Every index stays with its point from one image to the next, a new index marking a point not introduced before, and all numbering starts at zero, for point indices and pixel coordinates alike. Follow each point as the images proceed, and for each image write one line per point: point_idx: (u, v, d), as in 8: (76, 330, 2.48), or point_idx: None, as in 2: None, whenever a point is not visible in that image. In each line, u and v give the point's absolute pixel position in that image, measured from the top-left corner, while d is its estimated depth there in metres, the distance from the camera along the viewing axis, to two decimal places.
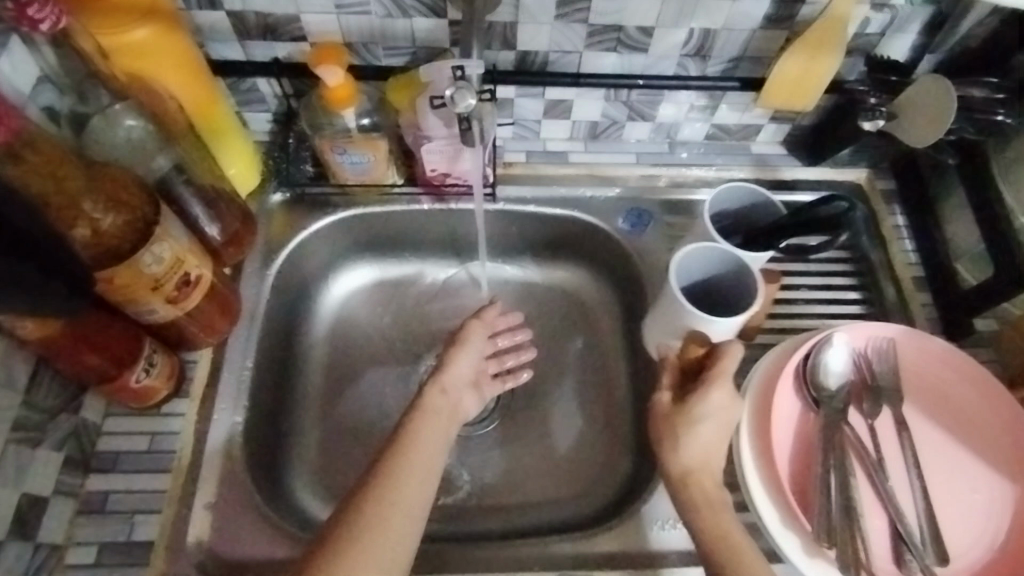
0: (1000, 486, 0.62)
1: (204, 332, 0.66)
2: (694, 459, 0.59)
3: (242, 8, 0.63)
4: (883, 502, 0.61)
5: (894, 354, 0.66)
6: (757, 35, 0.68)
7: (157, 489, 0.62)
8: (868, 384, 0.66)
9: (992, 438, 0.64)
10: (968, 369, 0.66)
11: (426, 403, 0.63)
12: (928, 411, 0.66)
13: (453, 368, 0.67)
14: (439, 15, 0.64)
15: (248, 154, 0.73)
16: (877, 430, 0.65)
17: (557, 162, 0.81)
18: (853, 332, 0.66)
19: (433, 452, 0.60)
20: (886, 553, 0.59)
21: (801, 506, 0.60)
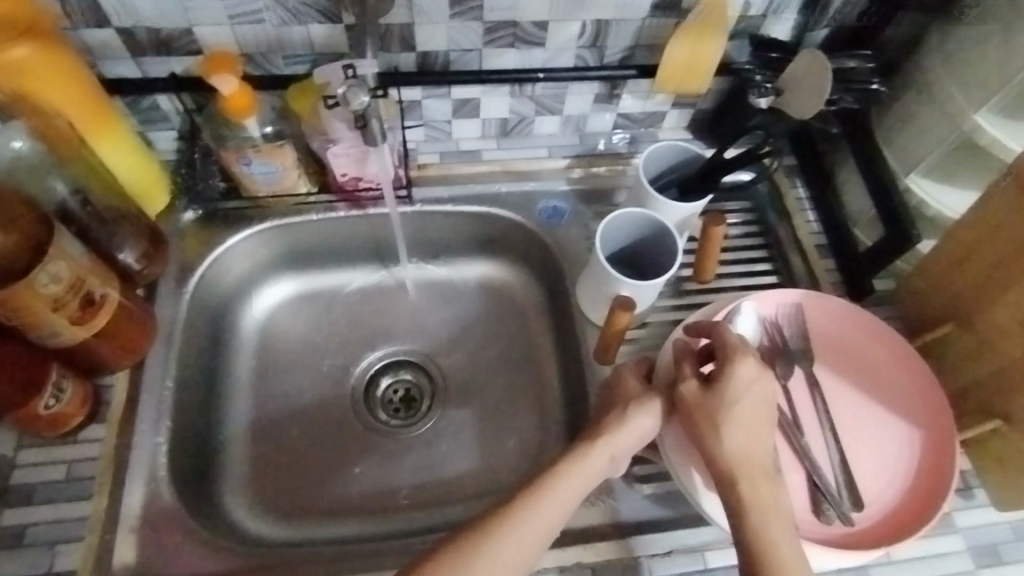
0: (907, 429, 0.65)
1: (119, 353, 0.65)
2: (738, 445, 0.55)
3: (132, 25, 0.63)
4: (800, 457, 0.63)
5: (802, 317, 0.69)
6: (647, 23, 0.71)
7: (78, 517, 0.61)
8: (778, 349, 0.68)
9: (898, 388, 0.67)
10: (871, 325, 0.69)
11: (585, 459, 0.59)
12: (839, 369, 0.68)
13: (625, 431, 0.61)
14: (334, 20, 0.65)
15: (154, 174, 0.72)
16: (791, 391, 0.67)
17: (470, 161, 0.83)
18: (763, 299, 0.68)
19: (563, 507, 0.56)
20: (805, 505, 0.61)
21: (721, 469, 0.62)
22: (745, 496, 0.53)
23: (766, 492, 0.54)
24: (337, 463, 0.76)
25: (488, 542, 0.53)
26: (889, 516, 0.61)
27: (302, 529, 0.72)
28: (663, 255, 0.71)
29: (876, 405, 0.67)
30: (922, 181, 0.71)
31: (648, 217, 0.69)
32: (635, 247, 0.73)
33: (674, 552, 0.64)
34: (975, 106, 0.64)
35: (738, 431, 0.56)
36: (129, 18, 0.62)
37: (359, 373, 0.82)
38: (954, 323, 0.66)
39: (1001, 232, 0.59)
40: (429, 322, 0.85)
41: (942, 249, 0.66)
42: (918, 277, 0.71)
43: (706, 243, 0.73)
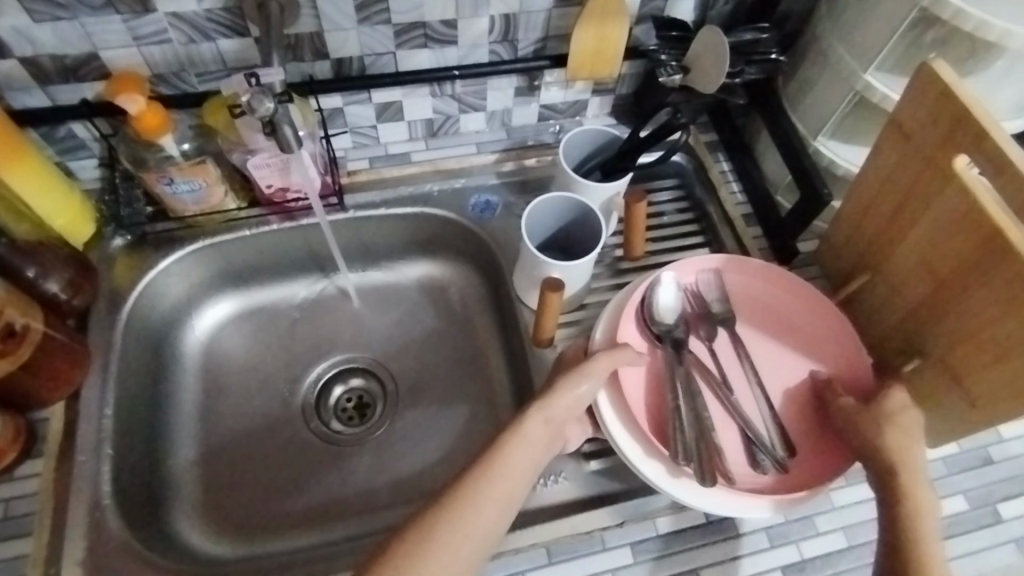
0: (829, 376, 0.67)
1: (51, 385, 0.64)
2: (895, 445, 0.57)
3: (34, 53, 0.63)
4: (732, 415, 0.65)
5: (721, 283, 0.71)
6: (555, 13, 0.73)
7: (18, 555, 0.59)
8: (699, 314, 0.70)
9: (816, 338, 0.69)
10: (789, 281, 0.71)
11: (526, 431, 0.58)
12: (761, 328, 0.71)
13: (563, 397, 0.60)
14: (242, 34, 0.66)
15: (75, 204, 0.71)
16: (716, 352, 0.70)
17: (399, 163, 0.83)
18: (682, 269, 0.71)
19: (513, 484, 0.56)
20: (742, 459, 0.64)
21: (659, 435, 0.63)
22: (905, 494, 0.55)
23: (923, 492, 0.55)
24: (295, 476, 0.76)
25: (438, 536, 0.52)
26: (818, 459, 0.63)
27: (260, 543, 0.72)
28: (590, 235, 0.73)
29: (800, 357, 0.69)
30: (830, 142, 0.75)
31: (572, 200, 0.71)
32: (564, 230, 0.75)
33: (626, 523, 0.65)
34: (866, 66, 0.67)
35: (903, 435, 0.57)
36: (30, 46, 0.62)
37: (309, 385, 0.81)
38: (870, 271, 0.69)
39: (889, 183, 0.64)
40: (376, 327, 0.86)
41: (849, 204, 0.69)
42: (835, 234, 0.73)
43: (631, 220, 0.75)
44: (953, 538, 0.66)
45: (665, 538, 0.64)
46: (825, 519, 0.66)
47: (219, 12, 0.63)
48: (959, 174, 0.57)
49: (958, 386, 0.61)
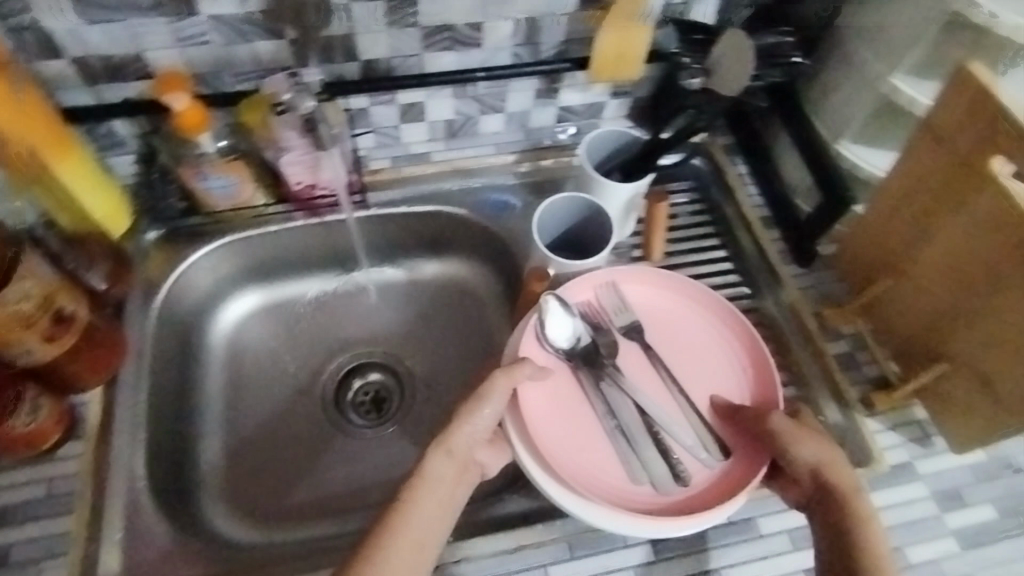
0: (734, 378, 0.69)
1: (90, 370, 0.66)
2: (814, 453, 0.59)
3: (85, 54, 0.66)
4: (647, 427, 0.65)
5: (620, 294, 0.72)
6: (577, 17, 0.75)
7: (59, 532, 0.62)
8: (596, 329, 0.70)
9: (715, 339, 0.71)
10: (679, 285, 0.73)
11: (430, 472, 0.58)
12: (662, 337, 0.71)
13: (465, 426, 0.60)
14: (277, 36, 0.69)
15: (112, 196, 0.73)
16: (624, 364, 0.70)
17: (420, 163, 0.86)
18: (576, 286, 0.71)
19: (426, 526, 0.56)
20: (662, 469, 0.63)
21: (575, 449, 0.63)
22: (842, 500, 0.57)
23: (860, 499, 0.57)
24: (326, 468, 0.78)
25: None
26: (731, 467, 0.63)
27: (285, 532, 0.74)
28: (595, 234, 0.76)
29: (704, 361, 0.70)
30: (854, 147, 0.76)
31: (583, 199, 0.74)
32: (570, 231, 0.77)
33: None
34: (890, 70, 0.68)
35: (823, 447, 0.59)
36: (81, 45, 0.65)
37: (331, 375, 0.84)
38: (892, 273, 0.71)
39: (922, 182, 0.65)
40: (391, 323, 0.88)
41: (877, 205, 0.70)
42: (853, 236, 0.75)
43: (652, 221, 0.79)
44: (978, 546, 0.67)
45: (686, 538, 0.66)
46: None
47: (257, 14, 0.67)
48: (998, 175, 0.58)
49: (989, 392, 0.62)
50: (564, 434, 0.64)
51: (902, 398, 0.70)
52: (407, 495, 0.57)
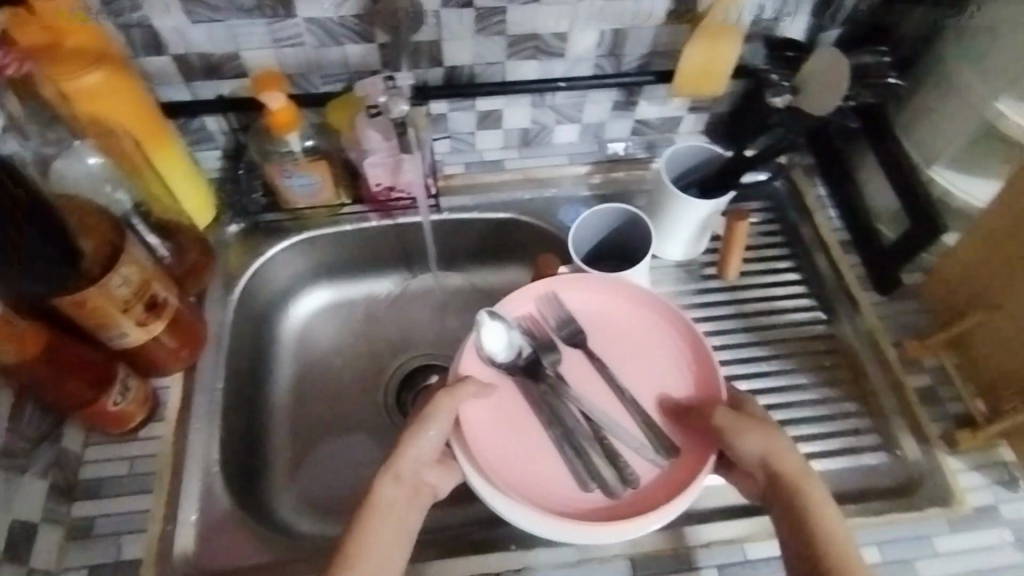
0: (684, 378, 0.66)
1: (173, 356, 0.69)
2: (759, 444, 0.59)
3: (186, 51, 0.69)
4: (596, 432, 0.64)
5: (562, 304, 0.70)
6: (664, 30, 0.74)
7: (140, 510, 0.64)
8: (537, 339, 0.68)
9: (660, 341, 0.68)
10: (621, 286, 0.70)
11: (378, 498, 0.58)
12: (605, 342, 0.69)
13: (410, 448, 0.60)
14: (368, 40, 0.70)
15: (201, 190, 0.76)
16: (571, 371, 0.68)
17: (493, 170, 0.86)
18: (514, 300, 0.69)
19: (386, 551, 0.56)
20: (607, 471, 0.62)
21: (522, 455, 0.62)
22: (795, 490, 0.58)
23: (810, 486, 0.58)
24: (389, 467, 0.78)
25: None
26: (677, 469, 0.62)
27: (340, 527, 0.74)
28: (636, 243, 0.75)
29: (648, 366, 0.68)
30: (948, 172, 0.73)
31: (620, 210, 0.74)
32: (606, 242, 0.77)
33: (709, 543, 0.65)
34: (995, 95, 0.65)
35: (768, 436, 0.59)
36: (184, 44, 0.68)
37: (395, 372, 0.85)
38: (984, 308, 0.69)
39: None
40: (453, 325, 0.88)
41: (964, 241, 0.69)
42: (945, 267, 0.73)
43: (731, 240, 0.78)
44: None
45: (754, 565, 0.65)
46: (928, 566, 0.65)
47: (351, 19, 0.68)
48: None
49: None
50: (501, 440, 0.63)
51: (988, 437, 0.68)
52: (357, 529, 0.56)
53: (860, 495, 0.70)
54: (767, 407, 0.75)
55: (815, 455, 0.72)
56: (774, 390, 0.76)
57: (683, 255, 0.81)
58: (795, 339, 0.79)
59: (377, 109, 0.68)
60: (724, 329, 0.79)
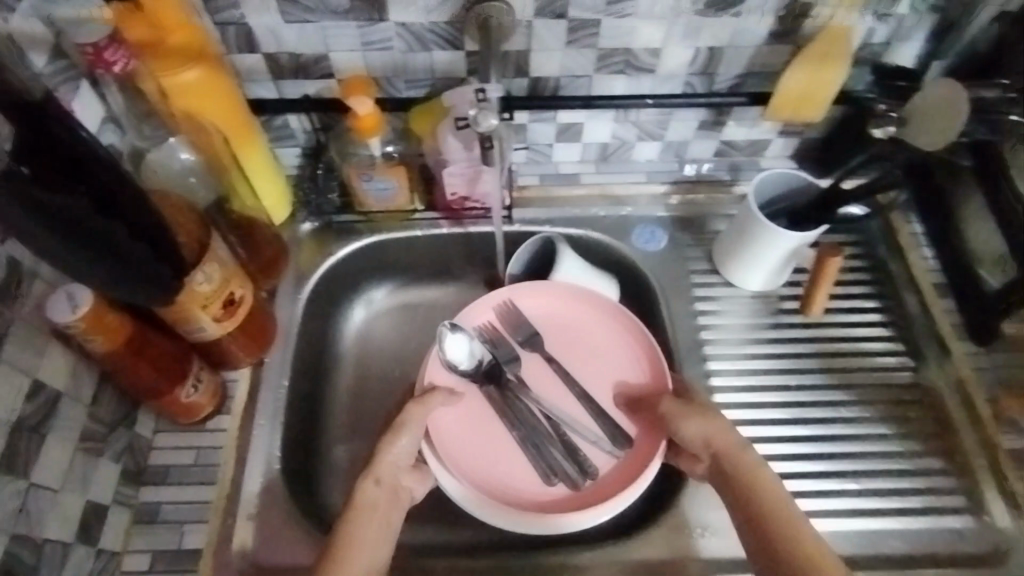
0: (636, 369, 0.74)
1: (245, 352, 0.70)
2: (698, 427, 0.65)
3: (277, 50, 0.69)
4: (556, 431, 0.72)
5: (517, 314, 0.77)
6: (764, 50, 0.71)
7: (204, 500, 0.66)
8: (495, 346, 0.76)
9: (613, 342, 0.76)
10: (577, 294, 0.77)
11: (361, 498, 0.62)
12: (560, 346, 0.77)
13: (390, 451, 0.65)
14: (457, 47, 0.69)
15: (281, 190, 0.76)
16: (529, 372, 0.76)
17: (568, 184, 0.84)
18: (471, 312, 0.76)
19: (375, 549, 0.60)
20: (570, 463, 0.70)
21: (491, 450, 0.71)
22: (735, 465, 0.62)
23: (749, 459, 0.62)
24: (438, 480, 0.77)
25: None
26: (629, 462, 0.70)
27: None
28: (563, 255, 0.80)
29: (601, 369, 0.75)
30: None
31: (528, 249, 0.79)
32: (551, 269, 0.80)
33: None
34: None
35: (705, 418, 0.65)
36: (275, 42, 0.68)
37: None
38: None
39: None
40: None
41: None
42: None
43: (819, 273, 0.74)
44: None
45: None
46: None
47: (442, 25, 0.67)
48: None
49: None
50: (468, 435, 0.71)
51: None
52: (344, 526, 0.60)
53: (937, 560, 0.66)
54: (845, 455, 0.71)
55: (892, 512, 0.68)
56: (852, 437, 0.72)
57: (761, 287, 0.78)
58: (877, 385, 0.75)
59: (466, 122, 0.66)
60: (801, 368, 0.75)
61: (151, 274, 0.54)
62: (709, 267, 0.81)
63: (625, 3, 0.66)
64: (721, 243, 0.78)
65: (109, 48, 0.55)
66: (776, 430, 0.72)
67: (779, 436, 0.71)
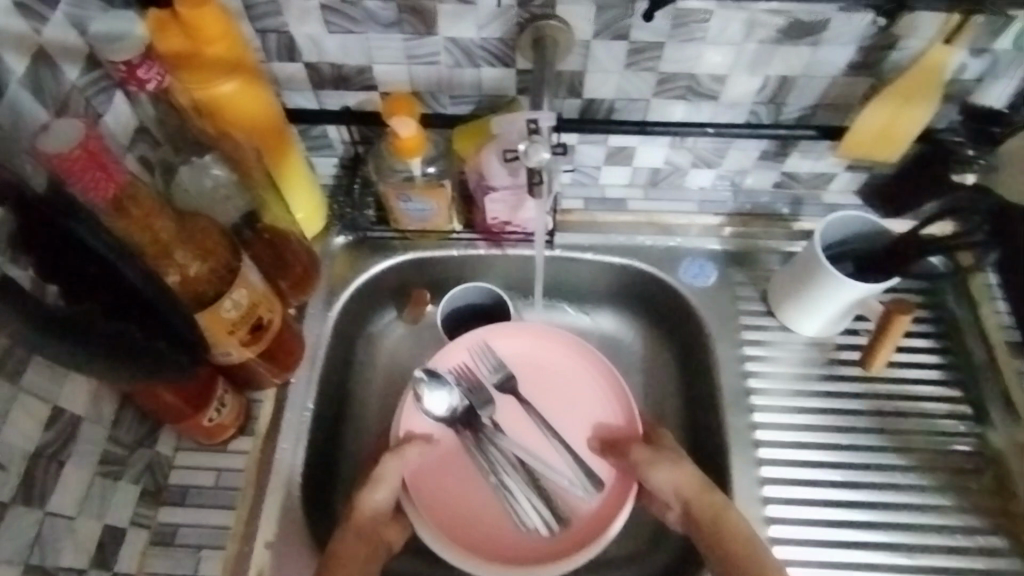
0: (612, 412, 0.71)
1: (273, 371, 0.68)
2: (664, 475, 0.64)
3: (318, 59, 0.65)
4: (531, 476, 0.70)
5: (492, 355, 0.73)
6: (840, 81, 0.65)
7: (221, 526, 0.64)
8: (472, 390, 0.72)
9: (588, 382, 0.73)
10: (548, 333, 0.74)
11: (342, 550, 0.59)
12: (536, 387, 0.73)
13: (366, 506, 0.62)
14: (506, 64, 0.65)
15: (315, 202, 0.73)
16: (503, 413, 0.72)
17: (615, 210, 0.78)
18: (445, 353, 0.71)
19: None
20: (545, 510, 0.68)
21: (465, 498, 0.69)
22: (701, 507, 0.62)
23: (711, 498, 0.62)
24: None
25: None
26: (602, 507, 0.67)
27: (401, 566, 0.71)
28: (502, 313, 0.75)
29: (578, 411, 0.72)
30: None
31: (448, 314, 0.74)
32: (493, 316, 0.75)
33: None
34: None
35: (671, 463, 0.64)
36: (317, 52, 0.65)
37: None
38: None
39: None
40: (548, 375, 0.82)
41: None
42: None
43: (885, 331, 0.69)
44: None
45: None
46: None
47: (493, 41, 0.63)
48: None
49: None
50: (444, 482, 0.69)
51: None
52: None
53: None
54: (897, 526, 0.66)
55: None
56: (906, 506, 0.67)
57: (817, 333, 0.73)
58: (936, 451, 0.69)
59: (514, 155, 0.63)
60: (854, 426, 0.70)
61: (158, 361, 0.53)
62: (764, 308, 0.76)
63: (692, 26, 0.61)
64: (777, 283, 0.73)
65: (143, 65, 0.55)
66: (823, 492, 0.67)
67: (826, 500, 0.67)
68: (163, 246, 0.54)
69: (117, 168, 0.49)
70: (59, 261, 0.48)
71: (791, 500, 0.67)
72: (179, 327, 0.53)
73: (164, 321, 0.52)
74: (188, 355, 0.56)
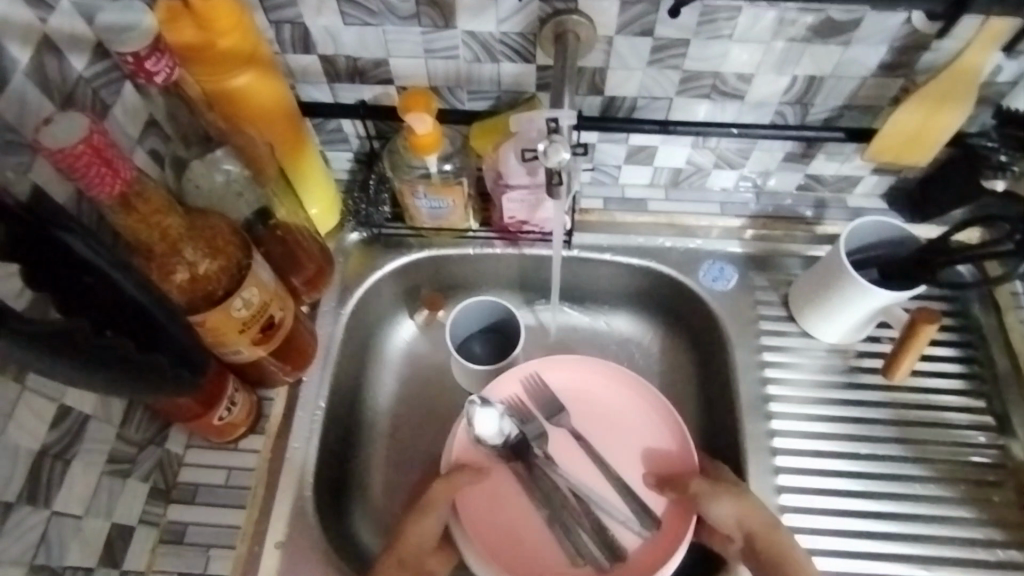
0: (665, 444, 0.70)
1: (285, 369, 0.67)
2: (725, 509, 0.62)
3: (334, 52, 0.64)
4: (584, 510, 0.68)
5: (543, 386, 0.72)
6: (870, 82, 0.63)
7: (230, 525, 0.63)
8: (523, 421, 0.71)
9: (638, 413, 0.72)
10: (596, 365, 0.73)
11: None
12: (587, 419, 0.72)
13: (410, 540, 0.61)
14: (527, 60, 0.63)
15: (329, 196, 0.72)
16: (555, 444, 0.71)
17: (635, 210, 0.77)
18: (497, 384, 0.71)
19: None
20: (598, 545, 0.66)
21: (517, 531, 0.68)
22: (766, 547, 0.60)
23: (781, 539, 0.60)
24: None
25: None
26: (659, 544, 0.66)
27: None
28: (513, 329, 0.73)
29: (628, 442, 0.71)
30: None
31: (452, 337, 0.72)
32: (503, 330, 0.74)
33: None
34: None
35: (735, 498, 0.62)
36: (332, 44, 0.63)
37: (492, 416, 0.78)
38: None
39: None
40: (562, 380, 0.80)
41: None
42: None
43: (909, 338, 0.65)
44: None
45: None
46: None
47: (513, 36, 0.61)
48: None
49: None
50: (494, 514, 0.68)
51: None
52: None
53: None
54: (918, 537, 0.65)
55: None
56: (927, 517, 0.66)
57: (838, 340, 0.72)
58: (959, 461, 0.68)
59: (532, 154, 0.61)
60: (875, 434, 0.69)
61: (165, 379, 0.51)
62: (785, 312, 0.74)
63: (719, 23, 0.59)
64: (797, 287, 0.72)
65: (152, 56, 0.50)
66: (842, 501, 0.66)
67: (846, 509, 0.66)
68: (168, 246, 0.53)
69: (124, 163, 0.47)
70: (53, 280, 0.44)
71: (810, 509, 0.66)
72: (172, 342, 0.52)
73: (164, 335, 0.51)
74: (188, 369, 0.54)
